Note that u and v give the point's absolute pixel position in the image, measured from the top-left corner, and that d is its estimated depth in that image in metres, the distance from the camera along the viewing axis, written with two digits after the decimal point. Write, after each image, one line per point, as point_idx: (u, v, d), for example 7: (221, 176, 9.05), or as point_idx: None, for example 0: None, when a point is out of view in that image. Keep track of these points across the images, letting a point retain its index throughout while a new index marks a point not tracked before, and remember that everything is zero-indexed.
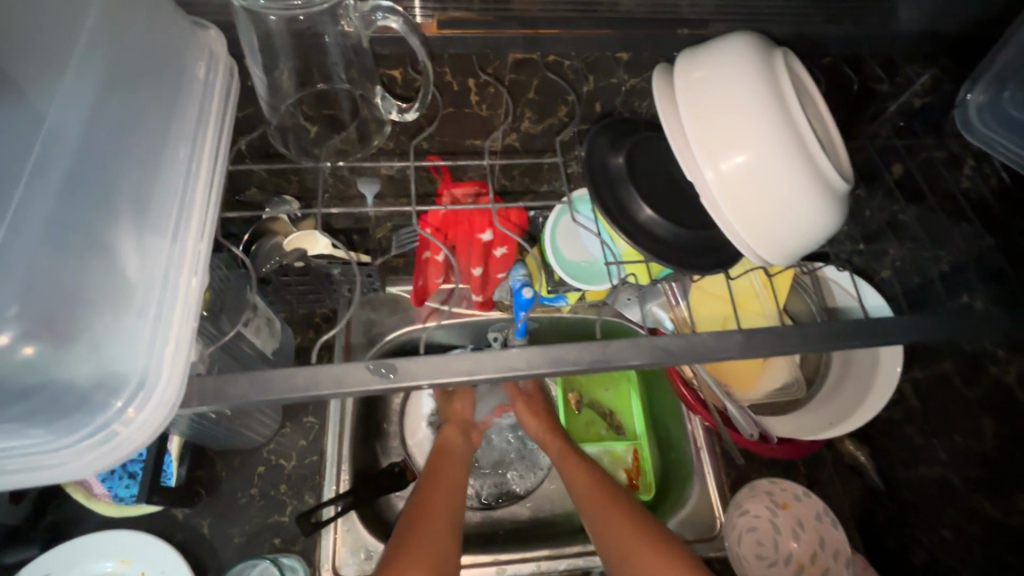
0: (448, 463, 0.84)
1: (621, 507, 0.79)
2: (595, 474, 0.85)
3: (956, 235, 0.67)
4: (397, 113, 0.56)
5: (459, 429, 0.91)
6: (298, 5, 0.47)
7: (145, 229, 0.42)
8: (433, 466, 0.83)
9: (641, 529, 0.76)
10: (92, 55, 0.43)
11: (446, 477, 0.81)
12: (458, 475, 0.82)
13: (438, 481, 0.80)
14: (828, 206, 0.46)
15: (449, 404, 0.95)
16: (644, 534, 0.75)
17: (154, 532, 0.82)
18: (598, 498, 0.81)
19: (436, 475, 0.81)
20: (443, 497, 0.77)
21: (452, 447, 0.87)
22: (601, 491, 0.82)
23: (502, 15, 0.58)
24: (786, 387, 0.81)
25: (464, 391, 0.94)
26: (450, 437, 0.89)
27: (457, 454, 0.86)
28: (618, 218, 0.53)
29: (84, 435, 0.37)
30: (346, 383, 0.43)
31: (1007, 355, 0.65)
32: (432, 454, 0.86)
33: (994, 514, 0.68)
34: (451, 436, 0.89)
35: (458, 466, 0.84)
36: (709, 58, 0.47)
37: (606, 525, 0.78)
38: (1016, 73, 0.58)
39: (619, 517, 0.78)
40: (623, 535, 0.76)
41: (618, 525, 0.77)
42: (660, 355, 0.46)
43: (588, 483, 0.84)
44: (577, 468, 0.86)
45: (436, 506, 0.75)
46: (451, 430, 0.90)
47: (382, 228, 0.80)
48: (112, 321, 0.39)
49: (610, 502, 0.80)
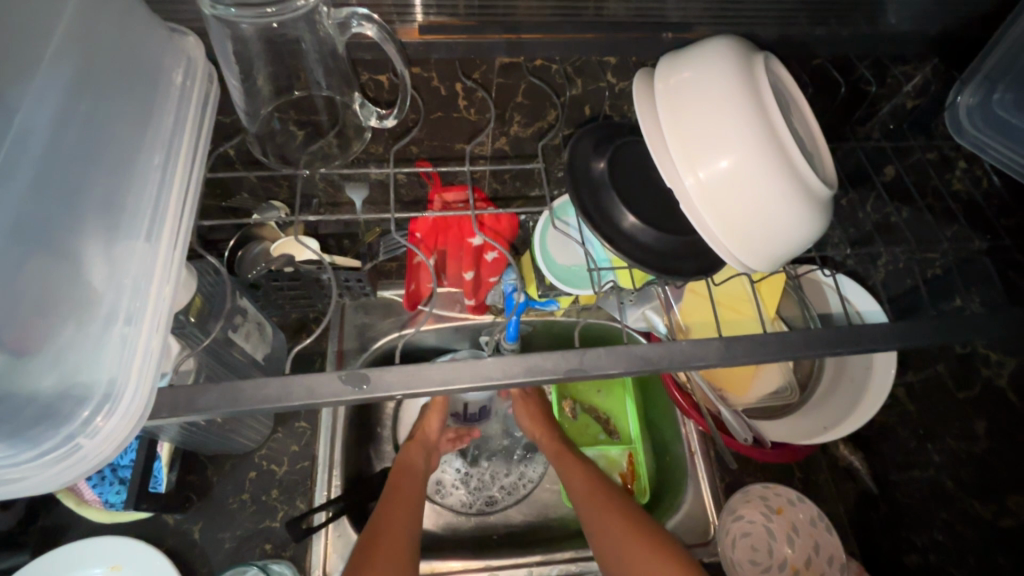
0: (407, 481, 0.83)
1: (624, 517, 0.77)
2: (599, 484, 0.82)
3: (947, 235, 0.66)
4: (375, 120, 0.57)
5: (420, 447, 0.90)
6: (270, 12, 0.47)
7: (116, 236, 0.42)
8: (392, 482, 0.82)
9: (641, 540, 0.74)
10: (65, 54, 0.41)
11: (407, 489, 0.81)
12: (416, 488, 0.82)
13: (399, 493, 0.80)
14: (810, 212, 0.46)
15: (423, 417, 0.95)
16: (641, 545, 0.74)
17: (145, 537, 0.82)
18: (602, 508, 0.79)
19: (398, 488, 0.80)
20: (404, 510, 0.77)
21: (412, 463, 0.86)
22: (605, 501, 0.80)
23: (486, 19, 0.56)
24: (779, 392, 0.80)
25: (436, 407, 0.93)
26: (410, 454, 0.88)
27: (411, 471, 0.85)
28: (599, 223, 0.53)
29: (48, 447, 0.37)
30: (318, 393, 0.43)
31: (999, 357, 0.64)
32: (394, 469, 0.85)
33: (986, 517, 0.67)
34: (414, 452, 0.88)
35: (416, 480, 0.83)
36: (691, 62, 0.47)
37: (610, 532, 0.76)
38: (1007, 72, 0.57)
39: (624, 527, 0.76)
40: (625, 547, 0.74)
41: (622, 536, 0.75)
42: (639, 363, 0.46)
43: (594, 490, 0.82)
44: (582, 478, 0.84)
45: (396, 518, 0.75)
46: (418, 444, 0.90)
47: (372, 233, 0.79)
48: (76, 332, 0.39)
49: (613, 512, 0.78)
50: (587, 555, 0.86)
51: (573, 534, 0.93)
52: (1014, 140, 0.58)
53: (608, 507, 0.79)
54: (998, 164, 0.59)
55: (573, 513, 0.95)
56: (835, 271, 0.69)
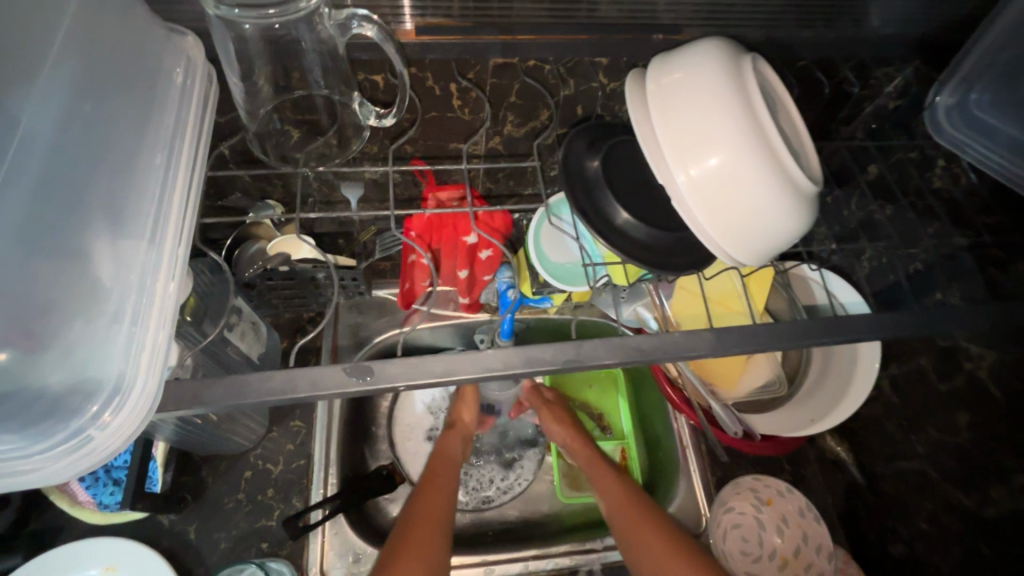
0: (444, 471, 0.83)
1: (644, 516, 0.75)
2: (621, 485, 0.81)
3: (928, 233, 0.68)
4: (375, 119, 0.58)
5: (456, 438, 0.90)
6: (273, 14, 0.48)
7: (120, 235, 0.42)
8: (430, 473, 0.82)
9: (661, 539, 0.71)
10: (68, 55, 0.42)
11: (443, 477, 0.81)
12: (450, 481, 0.81)
13: (436, 483, 0.80)
14: (797, 208, 0.48)
15: (456, 406, 0.96)
16: (660, 544, 0.71)
17: (140, 538, 0.82)
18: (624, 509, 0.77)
19: (432, 477, 0.81)
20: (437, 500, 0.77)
21: (449, 453, 0.87)
22: (627, 502, 0.78)
23: (481, 21, 0.58)
24: (768, 385, 0.81)
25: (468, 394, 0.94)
26: (448, 444, 0.89)
27: (452, 460, 0.86)
28: (593, 219, 0.54)
29: (59, 440, 0.37)
30: (322, 385, 0.44)
31: (978, 350, 0.67)
32: (432, 460, 0.85)
33: (971, 507, 0.69)
34: (450, 444, 0.89)
35: (450, 474, 0.83)
36: (681, 63, 0.48)
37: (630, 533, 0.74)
38: (983, 75, 0.60)
39: (646, 527, 0.73)
40: (644, 544, 0.71)
41: (642, 535, 0.73)
42: (633, 355, 0.47)
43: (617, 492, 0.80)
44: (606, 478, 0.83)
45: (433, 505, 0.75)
46: (456, 433, 0.91)
47: (367, 232, 0.80)
48: (83, 329, 0.39)
49: (634, 512, 0.76)
50: (583, 548, 0.87)
51: (569, 528, 0.94)
52: (993, 141, 0.61)
53: (629, 508, 0.77)
54: (980, 163, 0.62)
55: (568, 508, 0.96)
56: (820, 266, 0.71)
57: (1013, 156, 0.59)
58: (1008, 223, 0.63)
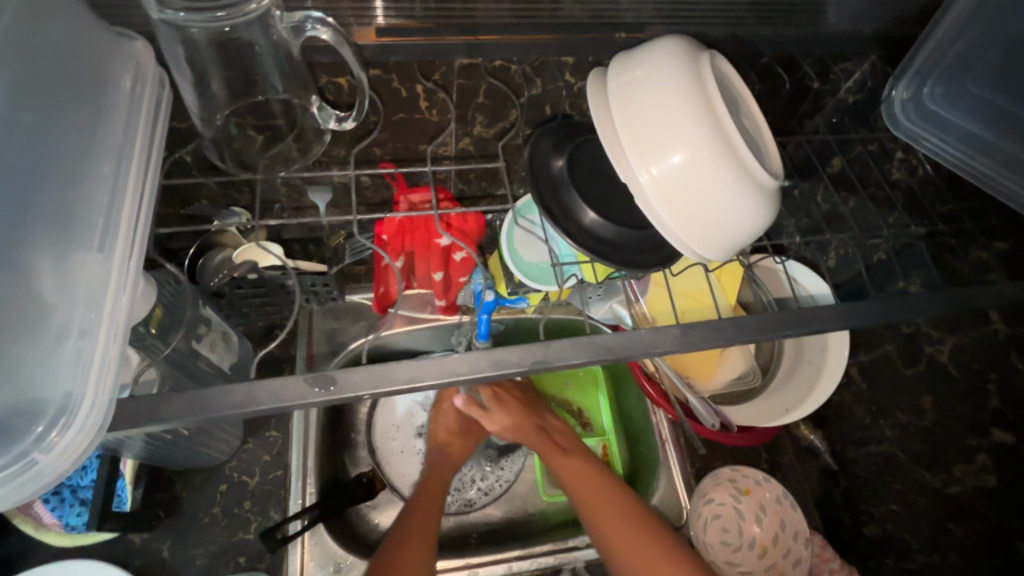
0: (433, 493, 0.80)
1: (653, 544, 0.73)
2: (619, 501, 0.76)
3: (889, 222, 0.70)
4: (335, 122, 0.57)
5: (447, 463, 0.86)
6: (223, 16, 0.47)
7: (66, 247, 0.41)
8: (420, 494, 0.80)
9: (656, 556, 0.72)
10: (4, 58, 0.39)
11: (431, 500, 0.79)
12: (436, 507, 0.78)
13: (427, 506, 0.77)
14: (759, 202, 0.48)
15: (436, 418, 0.90)
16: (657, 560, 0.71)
17: (111, 559, 0.79)
18: (625, 533, 0.73)
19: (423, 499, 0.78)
20: (424, 530, 0.74)
21: (439, 479, 0.83)
22: (630, 525, 0.74)
23: (442, 21, 0.57)
24: (743, 377, 0.83)
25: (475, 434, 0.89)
26: (436, 472, 0.84)
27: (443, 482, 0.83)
28: (559, 218, 0.54)
29: (2, 463, 0.36)
30: (283, 397, 0.43)
31: (940, 335, 0.69)
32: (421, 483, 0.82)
33: (936, 485, 0.71)
34: (440, 471, 0.84)
35: (438, 496, 0.80)
36: (642, 61, 0.48)
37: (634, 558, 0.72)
38: (935, 69, 0.62)
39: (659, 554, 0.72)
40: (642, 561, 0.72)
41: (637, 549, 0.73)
42: (602, 353, 0.47)
43: (610, 509, 0.75)
44: (598, 490, 0.77)
45: (423, 532, 0.74)
46: (449, 456, 0.87)
47: (336, 237, 0.77)
48: (26, 347, 0.38)
49: (642, 537, 0.73)
50: (566, 546, 0.87)
51: (552, 526, 0.94)
52: (947, 133, 0.62)
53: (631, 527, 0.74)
54: (935, 155, 0.64)
55: (551, 506, 0.96)
56: (782, 254, 0.73)
57: (965, 146, 0.61)
58: (962, 209, 0.66)
